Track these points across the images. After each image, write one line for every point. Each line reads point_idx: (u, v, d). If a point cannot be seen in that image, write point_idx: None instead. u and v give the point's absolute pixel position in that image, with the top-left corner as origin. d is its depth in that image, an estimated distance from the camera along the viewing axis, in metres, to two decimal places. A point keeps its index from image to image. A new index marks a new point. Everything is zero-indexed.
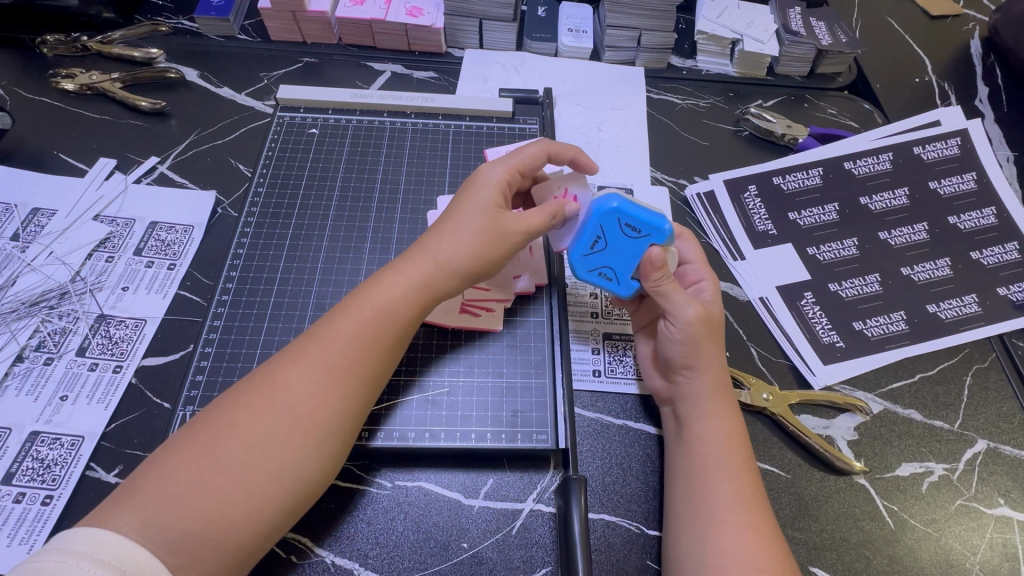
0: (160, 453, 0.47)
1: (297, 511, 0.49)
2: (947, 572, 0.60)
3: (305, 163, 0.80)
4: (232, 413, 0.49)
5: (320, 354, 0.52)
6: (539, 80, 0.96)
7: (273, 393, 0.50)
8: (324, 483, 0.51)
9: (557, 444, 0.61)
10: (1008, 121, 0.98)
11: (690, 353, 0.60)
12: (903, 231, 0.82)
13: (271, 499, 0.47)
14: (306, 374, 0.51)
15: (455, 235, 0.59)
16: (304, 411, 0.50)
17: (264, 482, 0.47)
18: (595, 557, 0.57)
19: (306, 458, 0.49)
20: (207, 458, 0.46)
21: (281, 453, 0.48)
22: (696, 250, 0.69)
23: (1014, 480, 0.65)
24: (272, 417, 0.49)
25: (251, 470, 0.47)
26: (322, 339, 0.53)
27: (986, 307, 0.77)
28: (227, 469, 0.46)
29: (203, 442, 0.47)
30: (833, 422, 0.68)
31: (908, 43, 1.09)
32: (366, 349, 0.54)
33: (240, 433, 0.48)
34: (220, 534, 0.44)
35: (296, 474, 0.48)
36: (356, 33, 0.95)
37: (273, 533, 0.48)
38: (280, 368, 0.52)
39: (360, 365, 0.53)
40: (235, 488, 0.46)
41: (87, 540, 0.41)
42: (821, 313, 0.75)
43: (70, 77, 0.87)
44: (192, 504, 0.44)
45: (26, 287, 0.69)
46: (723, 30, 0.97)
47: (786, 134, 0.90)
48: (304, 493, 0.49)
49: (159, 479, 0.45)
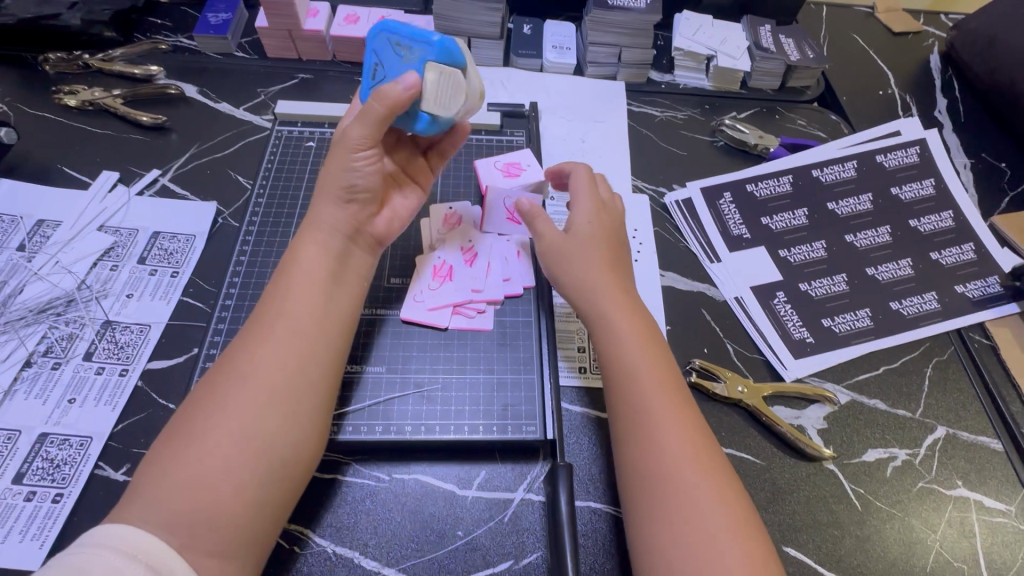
0: (155, 449, 0.52)
1: (284, 478, 0.53)
2: (911, 549, 0.64)
3: (302, 175, 0.84)
4: (199, 399, 0.55)
5: (263, 329, 0.58)
6: (525, 94, 1.01)
7: (227, 372, 0.56)
8: (301, 446, 0.55)
9: (545, 436, 0.65)
10: (965, 131, 1.05)
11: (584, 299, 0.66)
12: (868, 233, 0.87)
13: (248, 467, 0.51)
14: (252, 348, 0.57)
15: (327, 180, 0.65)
16: (254, 379, 0.55)
17: (237, 450, 0.51)
18: (583, 542, 0.61)
19: (270, 421, 0.53)
20: (187, 442, 0.51)
21: (243, 420, 0.52)
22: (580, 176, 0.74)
23: (971, 463, 0.70)
24: (229, 392, 0.54)
25: (220, 439, 0.51)
26: (263, 316, 0.59)
27: (944, 303, 0.82)
28: (197, 448, 0.51)
29: (177, 432, 0.52)
30: (804, 412, 0.72)
31: (872, 58, 1.16)
32: (304, 316, 0.59)
33: (206, 413, 0.53)
34: (218, 510, 0.49)
35: (263, 435, 0.53)
36: (350, 50, 1.00)
37: (269, 498, 0.52)
38: (231, 353, 0.57)
39: (298, 329, 0.58)
40: (214, 462, 0.50)
41: (105, 532, 0.46)
42: (792, 311, 0.80)
43: (73, 94, 0.91)
44: (180, 488, 0.49)
45: (33, 295, 0.72)
46: (698, 47, 1.03)
47: (758, 143, 0.96)
48: (282, 460, 0.53)
49: (157, 470, 0.50)
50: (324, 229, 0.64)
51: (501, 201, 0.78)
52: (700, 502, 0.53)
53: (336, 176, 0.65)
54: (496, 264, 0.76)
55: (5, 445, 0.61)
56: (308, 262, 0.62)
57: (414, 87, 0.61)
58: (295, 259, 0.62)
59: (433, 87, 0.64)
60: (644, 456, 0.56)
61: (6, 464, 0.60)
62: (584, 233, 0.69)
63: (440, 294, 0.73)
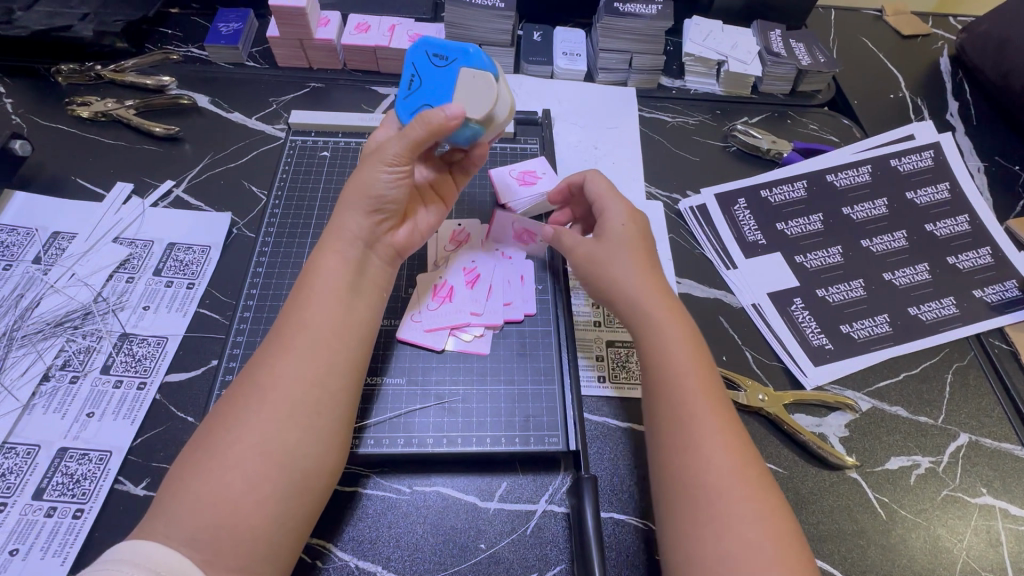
0: (178, 461, 0.53)
1: (304, 492, 0.52)
2: (937, 558, 0.64)
3: (317, 184, 0.83)
4: (218, 411, 0.55)
5: (281, 337, 0.58)
6: (537, 101, 1.01)
7: (246, 383, 0.55)
8: (318, 456, 0.54)
9: (567, 447, 0.64)
10: (977, 134, 1.05)
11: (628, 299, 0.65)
12: (884, 238, 0.87)
13: (265, 477, 0.51)
14: (270, 358, 0.56)
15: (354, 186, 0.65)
16: (274, 390, 0.54)
17: (257, 463, 0.51)
18: (608, 554, 0.60)
19: (288, 429, 0.53)
20: (206, 452, 0.51)
21: (263, 431, 0.52)
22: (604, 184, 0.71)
23: (994, 470, 0.70)
24: (247, 402, 0.54)
25: (241, 452, 0.51)
26: (283, 324, 0.59)
27: (963, 308, 0.82)
28: (218, 461, 0.50)
29: (199, 445, 0.52)
30: (825, 420, 0.72)
31: (882, 62, 1.16)
32: (322, 324, 0.59)
33: (225, 423, 0.53)
34: (233, 521, 0.48)
35: (283, 447, 0.52)
36: (361, 59, 1.00)
37: (289, 513, 0.51)
38: (253, 364, 0.57)
39: (315, 337, 0.58)
40: (231, 471, 0.50)
41: (129, 550, 0.46)
42: (810, 317, 0.80)
43: (86, 105, 0.91)
44: (202, 503, 0.48)
45: (50, 308, 0.72)
46: (709, 52, 1.03)
47: (771, 149, 0.96)
48: (299, 471, 0.52)
49: (177, 484, 0.50)
50: (342, 241, 0.64)
51: (507, 224, 0.75)
52: (722, 503, 0.51)
53: (364, 186, 0.64)
54: (497, 287, 0.74)
55: (24, 460, 0.61)
56: (325, 270, 0.61)
57: (460, 116, 0.61)
58: (313, 267, 0.62)
59: (465, 90, 0.65)
60: (683, 466, 0.54)
61: (26, 479, 0.60)
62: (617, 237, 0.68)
63: (439, 315, 0.71)
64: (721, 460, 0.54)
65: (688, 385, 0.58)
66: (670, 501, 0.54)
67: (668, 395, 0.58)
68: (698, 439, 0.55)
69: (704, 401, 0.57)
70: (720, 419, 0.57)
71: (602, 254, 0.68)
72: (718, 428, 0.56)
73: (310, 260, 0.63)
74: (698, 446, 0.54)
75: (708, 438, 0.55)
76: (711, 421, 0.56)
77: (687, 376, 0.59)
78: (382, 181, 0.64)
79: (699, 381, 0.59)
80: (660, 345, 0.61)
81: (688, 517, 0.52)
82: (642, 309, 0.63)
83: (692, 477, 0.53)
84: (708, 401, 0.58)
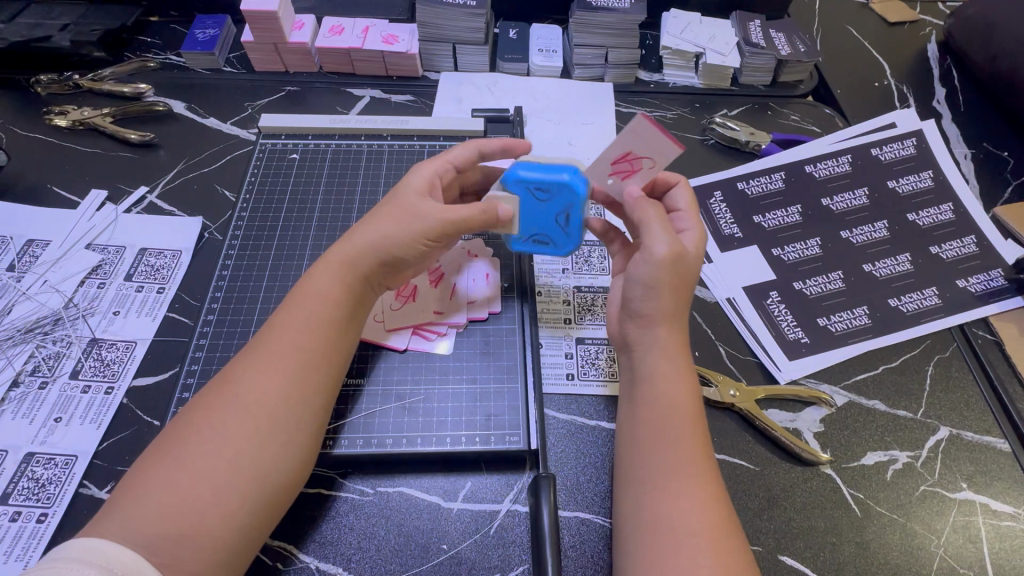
0: (142, 461, 0.50)
1: (270, 503, 0.51)
2: (914, 556, 0.62)
3: (286, 187, 0.84)
4: (192, 414, 0.52)
5: (267, 348, 0.56)
6: (511, 99, 1.00)
7: (226, 390, 0.53)
8: (292, 473, 0.53)
9: (529, 446, 0.64)
10: (965, 120, 1.02)
11: (652, 295, 0.60)
12: (864, 229, 0.85)
13: (235, 488, 0.49)
14: (254, 367, 0.54)
15: (376, 220, 0.64)
16: (255, 399, 0.52)
17: (227, 471, 0.49)
18: (570, 554, 0.59)
19: (266, 445, 0.51)
20: (175, 457, 0.49)
21: (240, 440, 0.50)
22: (688, 199, 0.69)
23: (976, 464, 0.68)
24: (225, 410, 0.52)
25: (213, 459, 0.49)
26: (271, 335, 0.57)
27: (946, 299, 0.80)
28: (186, 465, 0.48)
29: (168, 446, 0.50)
30: (799, 415, 0.70)
31: (866, 50, 1.13)
32: (311, 335, 0.57)
33: (199, 429, 0.50)
34: (193, 532, 0.46)
35: (259, 459, 0.50)
36: (335, 61, 1.00)
37: (253, 525, 0.49)
38: (235, 369, 0.55)
39: (303, 349, 0.56)
40: (201, 479, 0.48)
41: (80, 547, 0.43)
42: (786, 311, 0.78)
43: (63, 114, 0.92)
44: (162, 504, 0.46)
45: (22, 314, 0.73)
46: (686, 45, 1.02)
47: (750, 141, 0.94)
48: (271, 485, 0.51)
49: (138, 486, 0.47)
50: (345, 254, 0.62)
51: (616, 149, 0.65)
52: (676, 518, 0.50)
53: (390, 241, 0.62)
54: (462, 286, 0.74)
55: None
56: (319, 286, 0.60)
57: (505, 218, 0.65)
58: (309, 283, 0.61)
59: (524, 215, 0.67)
60: (660, 509, 0.51)
61: None
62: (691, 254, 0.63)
63: (401, 314, 0.71)
64: (698, 507, 0.51)
65: (678, 430, 0.56)
66: (638, 539, 0.51)
67: (659, 437, 0.56)
68: (680, 484, 0.52)
69: (689, 447, 0.55)
70: (704, 468, 0.54)
71: (683, 261, 0.60)
72: (702, 474, 0.53)
73: (306, 275, 0.62)
74: (677, 491, 0.52)
75: (687, 483, 0.52)
76: (695, 468, 0.53)
77: (682, 422, 0.56)
78: (408, 247, 0.62)
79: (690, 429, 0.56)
80: (664, 389, 0.58)
81: (654, 558, 0.49)
82: (652, 341, 0.61)
83: (665, 521, 0.50)
84: (695, 449, 0.55)
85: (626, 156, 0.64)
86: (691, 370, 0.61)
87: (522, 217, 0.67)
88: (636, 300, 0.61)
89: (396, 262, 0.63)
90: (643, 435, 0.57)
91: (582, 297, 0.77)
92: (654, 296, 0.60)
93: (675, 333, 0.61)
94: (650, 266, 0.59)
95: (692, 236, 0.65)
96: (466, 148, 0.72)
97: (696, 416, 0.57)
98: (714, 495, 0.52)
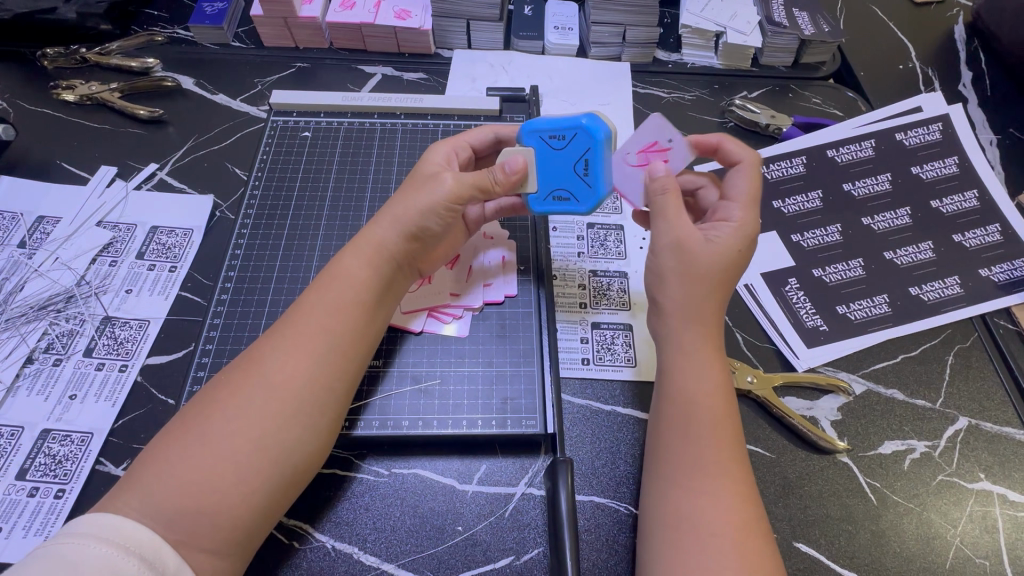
0: (160, 435, 0.49)
1: (288, 487, 0.51)
2: (930, 545, 0.62)
3: (298, 165, 0.82)
4: (217, 393, 0.51)
5: (294, 330, 0.55)
6: (526, 78, 0.98)
7: (250, 372, 0.52)
8: (311, 455, 0.52)
9: (546, 430, 0.63)
10: (992, 105, 0.99)
11: (675, 286, 0.59)
12: (886, 216, 0.83)
13: (255, 471, 0.48)
14: (282, 349, 0.53)
15: (398, 199, 0.64)
16: (281, 383, 0.52)
17: (249, 452, 0.48)
18: (585, 537, 0.59)
19: (288, 428, 0.50)
20: (198, 434, 0.48)
21: (262, 422, 0.49)
22: (745, 189, 0.63)
23: (994, 455, 0.67)
24: (252, 392, 0.51)
25: (236, 441, 0.48)
26: (297, 319, 0.56)
27: (968, 288, 0.78)
28: (209, 443, 0.48)
29: (191, 423, 0.49)
30: (817, 403, 0.70)
31: (892, 31, 1.10)
32: (337, 321, 0.56)
33: (224, 408, 0.50)
34: (212, 510, 0.46)
35: (279, 443, 0.50)
36: (347, 37, 0.97)
37: (270, 507, 0.49)
38: (262, 349, 0.54)
39: (328, 335, 0.55)
40: (223, 458, 0.47)
41: (97, 523, 0.43)
42: (805, 298, 0.77)
43: (70, 89, 0.90)
44: (182, 482, 0.46)
45: (34, 291, 0.72)
46: (707, 23, 0.98)
47: (770, 124, 0.92)
48: (290, 467, 0.50)
49: (157, 461, 0.47)
50: (371, 242, 0.61)
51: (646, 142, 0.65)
52: (704, 513, 0.49)
53: (413, 212, 0.62)
54: (477, 268, 0.73)
55: (8, 441, 0.62)
56: (349, 271, 0.59)
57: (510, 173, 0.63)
58: (338, 271, 0.59)
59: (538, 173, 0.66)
60: (685, 505, 0.50)
61: (10, 459, 0.61)
62: (708, 241, 0.59)
63: (418, 295, 0.70)
64: (721, 508, 0.49)
65: (705, 422, 0.54)
66: (660, 533, 0.51)
67: (683, 433, 0.54)
68: (699, 482, 0.51)
69: (715, 445, 0.53)
70: (734, 467, 0.52)
71: (691, 248, 0.59)
72: (723, 473, 0.51)
73: (335, 262, 0.61)
74: (703, 488, 0.50)
75: (710, 482, 0.51)
76: (720, 468, 0.51)
77: (706, 420, 0.54)
78: (430, 216, 0.62)
79: (719, 426, 0.54)
80: (689, 384, 0.56)
81: (677, 557, 0.48)
82: (672, 332, 0.59)
83: (686, 518, 0.50)
84: (722, 446, 0.53)
85: (653, 146, 0.64)
86: (720, 359, 0.58)
87: (538, 169, 0.66)
88: (651, 287, 0.62)
89: (422, 234, 0.62)
90: (665, 432, 0.55)
91: (597, 281, 0.76)
92: (665, 286, 0.60)
93: (705, 327, 0.58)
94: (659, 257, 0.60)
95: (728, 227, 0.60)
96: (485, 130, 0.71)
97: (725, 411, 0.55)
98: (741, 494, 0.51)
